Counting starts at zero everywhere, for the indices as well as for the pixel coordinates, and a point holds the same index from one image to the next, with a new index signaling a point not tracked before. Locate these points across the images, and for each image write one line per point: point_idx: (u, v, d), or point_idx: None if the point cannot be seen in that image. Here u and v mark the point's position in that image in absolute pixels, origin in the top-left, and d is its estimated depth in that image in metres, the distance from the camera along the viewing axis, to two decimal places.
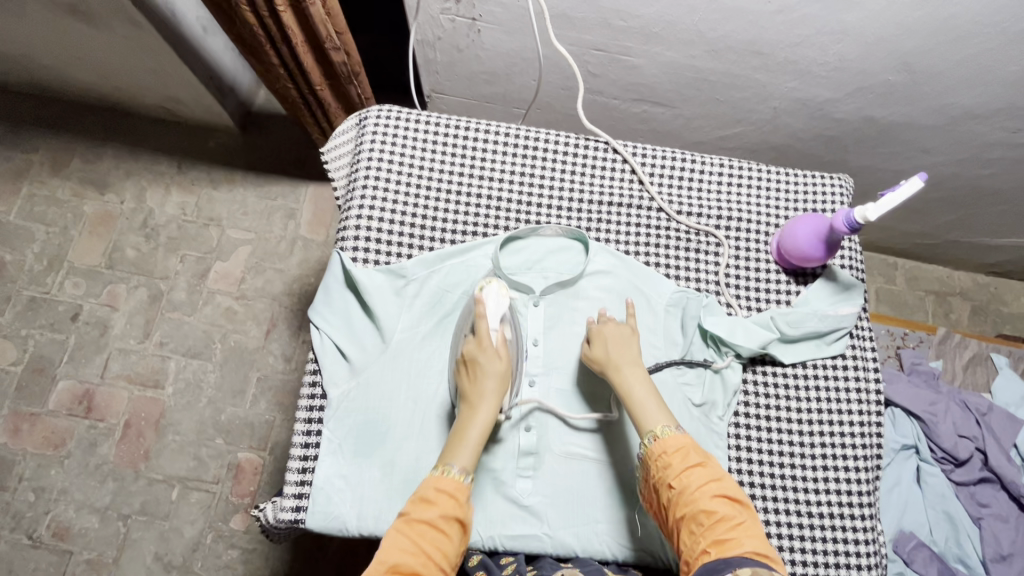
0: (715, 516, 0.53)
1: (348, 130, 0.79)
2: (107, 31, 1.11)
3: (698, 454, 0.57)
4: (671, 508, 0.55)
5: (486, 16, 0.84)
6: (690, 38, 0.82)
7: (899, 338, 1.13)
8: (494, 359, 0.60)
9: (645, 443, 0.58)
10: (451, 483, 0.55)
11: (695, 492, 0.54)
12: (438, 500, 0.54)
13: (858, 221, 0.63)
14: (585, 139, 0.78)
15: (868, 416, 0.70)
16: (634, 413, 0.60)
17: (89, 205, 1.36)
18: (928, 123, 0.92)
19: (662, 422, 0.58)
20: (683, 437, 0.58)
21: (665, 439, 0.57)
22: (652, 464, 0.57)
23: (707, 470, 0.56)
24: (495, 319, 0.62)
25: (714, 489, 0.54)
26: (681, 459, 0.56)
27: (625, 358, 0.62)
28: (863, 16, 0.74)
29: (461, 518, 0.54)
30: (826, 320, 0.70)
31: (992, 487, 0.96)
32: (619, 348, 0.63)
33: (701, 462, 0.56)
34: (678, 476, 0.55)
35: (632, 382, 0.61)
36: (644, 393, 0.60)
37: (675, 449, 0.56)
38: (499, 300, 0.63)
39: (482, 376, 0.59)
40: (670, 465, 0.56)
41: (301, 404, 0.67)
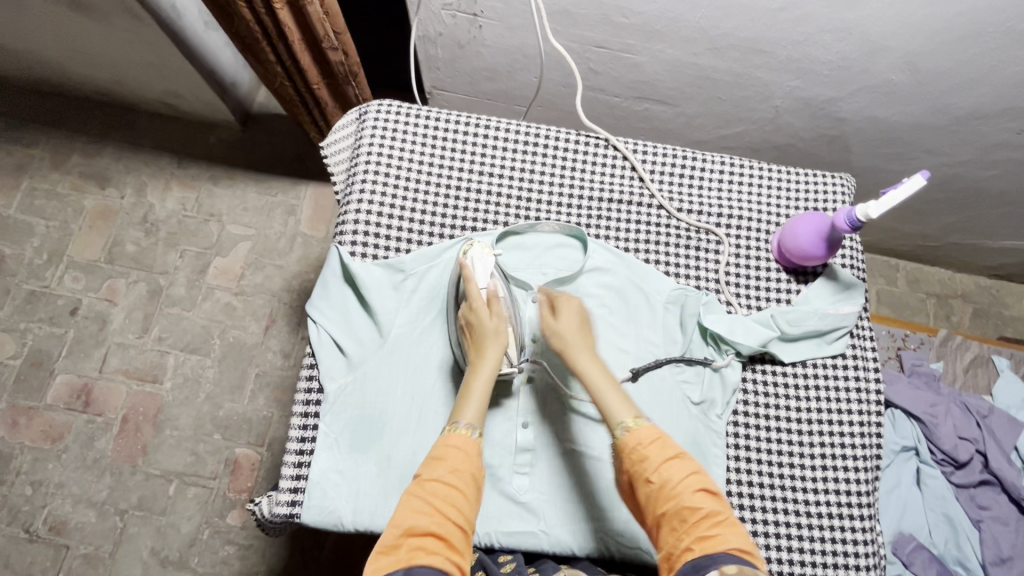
0: (699, 512, 0.48)
1: (348, 125, 0.79)
2: (108, 24, 1.11)
3: (674, 444, 0.53)
4: (650, 504, 0.50)
5: (487, 11, 0.84)
6: (692, 35, 0.82)
7: (900, 339, 1.12)
8: (489, 316, 0.60)
9: (617, 436, 0.54)
10: (459, 439, 0.53)
11: (675, 486, 0.50)
12: (448, 455, 0.51)
13: (859, 219, 0.62)
14: (586, 135, 0.77)
15: (868, 416, 0.70)
16: (600, 405, 0.56)
17: (89, 199, 1.36)
18: (931, 123, 0.92)
19: (631, 412, 0.55)
20: (655, 429, 0.54)
21: (639, 431, 0.53)
22: (625, 457, 0.53)
23: (686, 462, 0.51)
24: (483, 278, 0.64)
25: (695, 483, 0.50)
26: (658, 450, 0.52)
27: (579, 344, 0.60)
28: (866, 14, 0.73)
29: (475, 472, 0.51)
30: (827, 319, 0.70)
31: (992, 490, 0.96)
32: (576, 328, 0.60)
33: (679, 454, 0.52)
34: (656, 470, 0.51)
35: (590, 368, 0.58)
36: (607, 385, 0.56)
37: (649, 440, 0.52)
38: (483, 258, 0.66)
39: (481, 334, 0.59)
40: (647, 457, 0.52)
41: (298, 398, 0.67)
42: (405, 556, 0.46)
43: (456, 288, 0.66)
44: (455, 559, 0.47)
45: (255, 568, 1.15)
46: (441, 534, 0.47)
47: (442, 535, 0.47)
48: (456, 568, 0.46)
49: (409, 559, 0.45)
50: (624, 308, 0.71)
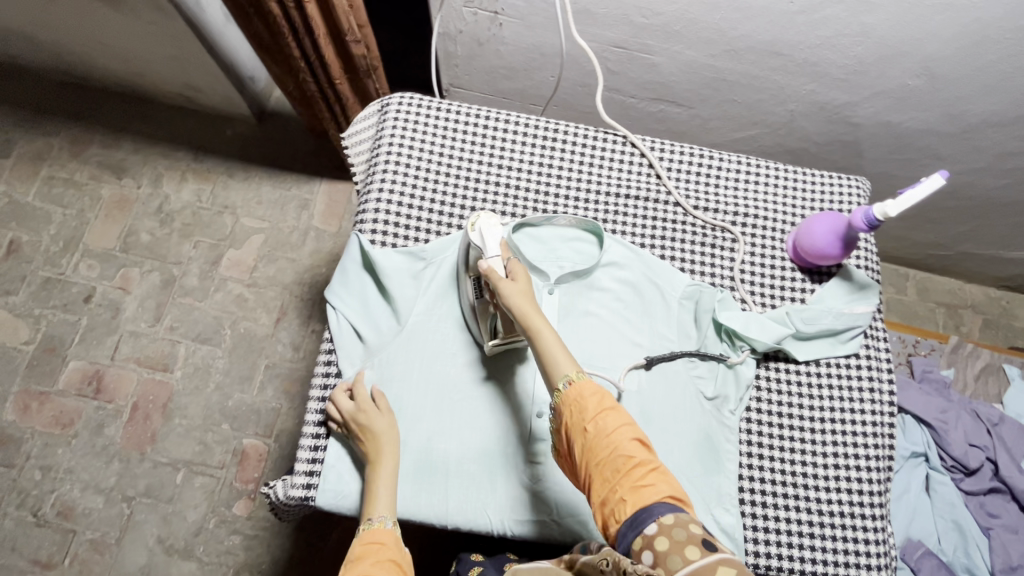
0: (632, 461, 0.49)
1: (369, 117, 0.81)
2: (132, 16, 1.13)
3: (612, 398, 0.54)
4: (585, 455, 0.51)
5: (508, 10, 0.85)
6: (711, 36, 0.83)
7: (912, 346, 1.12)
8: (378, 416, 0.62)
9: (559, 390, 0.54)
10: (379, 533, 0.56)
11: (611, 436, 0.51)
12: (368, 551, 0.54)
13: (877, 219, 0.63)
14: (604, 131, 0.78)
15: (881, 417, 0.70)
16: (543, 359, 0.56)
17: (106, 189, 1.37)
18: (947, 130, 0.92)
19: (575, 367, 0.55)
20: (594, 382, 0.55)
21: (579, 383, 0.53)
22: (566, 409, 0.53)
23: (621, 415, 0.53)
24: (495, 247, 0.62)
25: (629, 434, 0.51)
26: (597, 402, 0.53)
27: (522, 301, 0.58)
28: (883, 18, 0.74)
29: (395, 558, 0.55)
30: (841, 318, 0.70)
31: (1001, 497, 0.96)
32: (513, 284, 0.59)
33: (615, 406, 0.53)
34: (594, 420, 0.52)
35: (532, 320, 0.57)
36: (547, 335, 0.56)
37: (589, 393, 0.53)
38: (490, 229, 0.63)
39: (375, 436, 0.61)
40: (586, 408, 0.52)
41: (316, 382, 0.68)
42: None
43: (467, 261, 0.66)
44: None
45: (261, 559, 1.15)
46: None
47: None
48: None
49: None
50: (639, 303, 0.71)
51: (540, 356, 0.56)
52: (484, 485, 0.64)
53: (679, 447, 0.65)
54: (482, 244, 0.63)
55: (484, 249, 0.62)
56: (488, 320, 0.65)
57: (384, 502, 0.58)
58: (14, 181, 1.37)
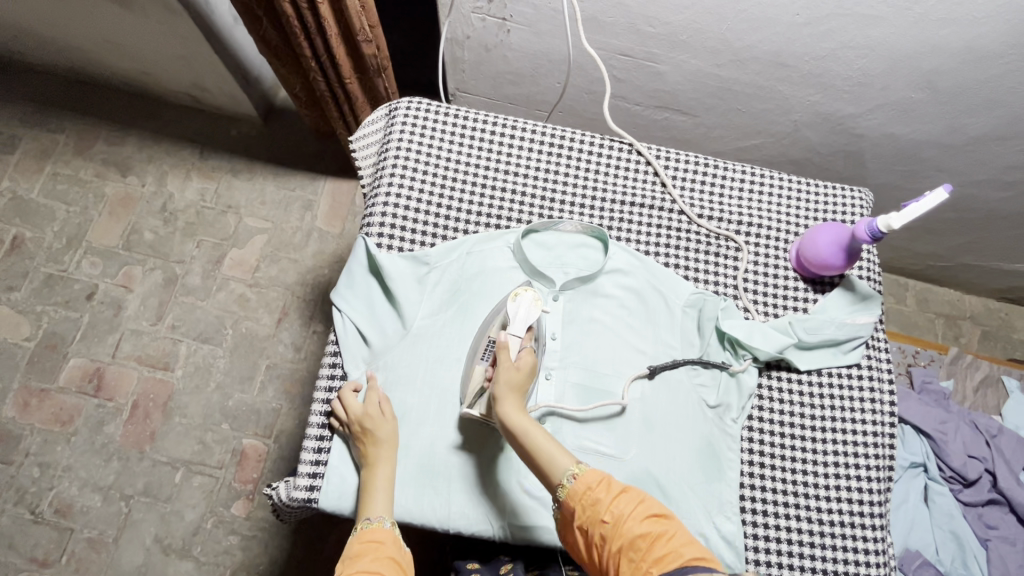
0: (650, 538, 0.49)
1: (377, 120, 0.81)
2: (142, 16, 1.13)
3: (620, 481, 0.54)
4: (606, 546, 0.51)
5: (517, 16, 0.86)
6: (717, 46, 0.83)
7: (911, 356, 1.12)
8: (384, 422, 0.62)
9: (564, 486, 0.54)
10: (377, 532, 0.56)
11: (626, 520, 0.51)
12: (366, 550, 0.54)
13: (881, 231, 0.63)
14: (610, 139, 0.79)
15: (882, 428, 0.70)
16: (529, 456, 0.56)
17: (110, 186, 1.38)
18: (950, 142, 0.93)
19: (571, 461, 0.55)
20: (599, 471, 0.55)
21: (584, 475, 0.54)
22: (578, 505, 0.53)
23: (633, 494, 0.53)
24: (521, 326, 0.61)
25: (643, 511, 0.51)
26: (606, 490, 0.53)
27: (508, 393, 0.58)
28: (888, 31, 0.75)
29: (393, 556, 0.54)
30: (844, 328, 0.71)
31: (999, 509, 0.96)
32: (514, 374, 0.59)
33: (625, 488, 0.53)
34: (608, 509, 0.52)
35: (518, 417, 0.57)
36: (536, 434, 0.56)
37: (597, 483, 0.53)
38: (529, 309, 0.62)
39: (378, 440, 0.61)
40: (598, 500, 0.52)
41: (321, 384, 0.68)
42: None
43: (489, 320, 0.66)
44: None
45: (258, 560, 1.15)
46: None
47: None
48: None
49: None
50: (643, 310, 0.71)
51: (526, 453, 0.56)
52: (487, 490, 0.64)
53: (681, 454, 0.65)
54: (511, 316, 0.62)
55: (509, 322, 0.62)
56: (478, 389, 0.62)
57: (382, 503, 0.59)
58: (18, 177, 1.37)
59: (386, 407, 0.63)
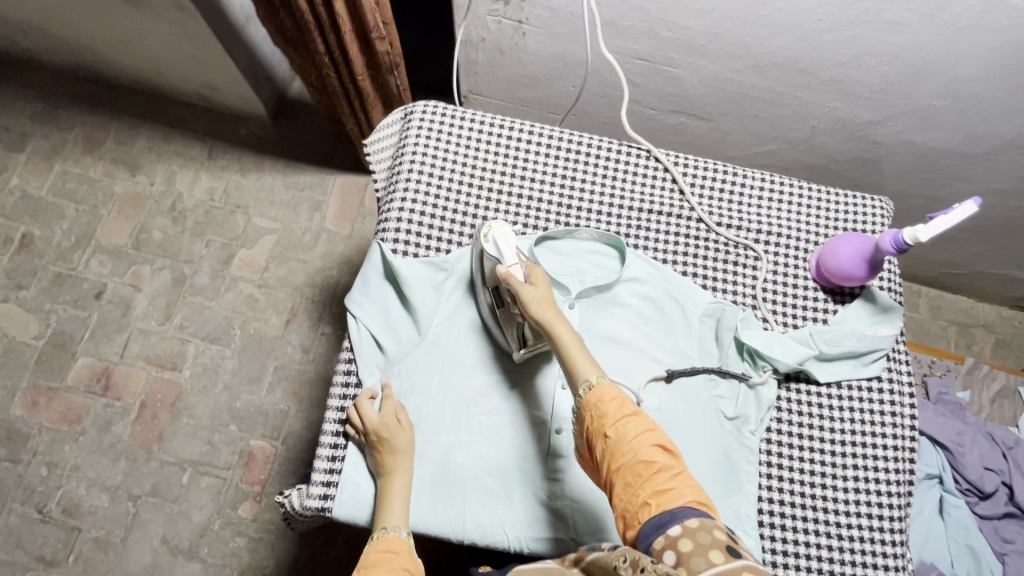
0: (653, 467, 0.49)
1: (393, 123, 0.81)
2: (154, 16, 1.13)
3: (632, 403, 0.53)
4: (606, 461, 0.51)
5: (533, 19, 0.85)
6: (736, 51, 0.82)
7: (926, 366, 1.11)
8: (400, 430, 0.61)
9: (581, 395, 0.54)
10: (392, 542, 0.56)
11: (631, 443, 0.50)
12: (381, 560, 0.54)
13: (907, 242, 0.62)
14: (628, 145, 0.78)
15: (902, 442, 0.69)
16: (567, 363, 0.56)
17: (119, 185, 1.37)
18: (971, 150, 0.91)
19: (596, 372, 0.55)
20: (615, 386, 0.54)
21: (600, 388, 0.53)
22: (587, 413, 0.53)
23: (643, 420, 0.52)
24: (512, 253, 0.62)
25: (651, 439, 0.51)
26: (616, 408, 0.52)
27: (545, 308, 0.59)
28: (913, 39, 0.74)
29: (408, 568, 0.54)
30: (864, 340, 0.69)
31: (1016, 522, 0.95)
32: (535, 292, 0.60)
33: (636, 411, 0.52)
34: (614, 426, 0.52)
35: (558, 327, 0.58)
36: (571, 342, 0.57)
37: (609, 399, 0.53)
38: (506, 240, 0.63)
39: (394, 449, 0.60)
40: (606, 415, 0.52)
41: (334, 391, 0.68)
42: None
43: (481, 268, 0.66)
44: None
45: (264, 562, 1.14)
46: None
47: None
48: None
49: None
50: (660, 320, 0.70)
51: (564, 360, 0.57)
52: (502, 500, 0.63)
53: (698, 466, 0.64)
54: (498, 255, 0.62)
55: (501, 258, 0.62)
56: (516, 329, 0.64)
57: (398, 513, 0.58)
58: (28, 175, 1.37)
59: (403, 412, 0.63)
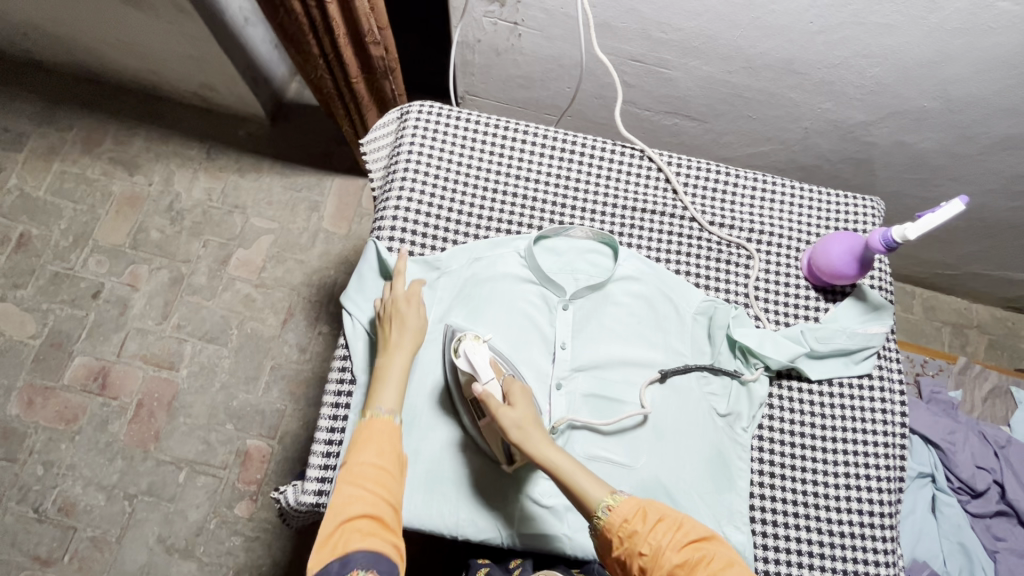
0: (689, 566, 0.50)
1: (388, 123, 0.81)
2: (154, 17, 1.13)
3: (655, 508, 0.54)
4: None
5: (529, 21, 0.86)
6: (729, 53, 0.83)
7: (919, 366, 1.12)
8: (415, 314, 0.65)
9: (600, 517, 0.53)
10: (382, 423, 0.58)
11: (665, 551, 0.51)
12: (373, 440, 0.57)
13: (896, 241, 0.62)
14: (622, 145, 0.79)
15: (893, 439, 0.70)
16: (573, 490, 0.55)
17: (117, 185, 1.38)
18: (962, 151, 0.92)
19: (607, 490, 0.55)
20: (632, 498, 0.54)
21: (619, 507, 0.53)
22: (615, 537, 0.53)
23: (670, 522, 0.53)
24: (488, 373, 0.59)
25: (682, 539, 0.52)
26: (643, 521, 0.53)
27: (530, 432, 0.57)
28: (902, 40, 0.75)
29: (396, 449, 0.58)
30: (855, 338, 0.70)
31: (1007, 520, 0.96)
32: (512, 414, 0.57)
33: (662, 516, 0.53)
34: (646, 540, 0.52)
35: (550, 453, 0.56)
36: (568, 463, 0.56)
37: (633, 514, 0.53)
38: (478, 353, 0.60)
39: (405, 328, 0.64)
40: (636, 532, 0.52)
41: (330, 388, 0.69)
42: (339, 544, 0.52)
43: (458, 381, 0.63)
44: (392, 538, 0.53)
45: (260, 561, 1.14)
46: (375, 515, 0.53)
47: (374, 516, 0.53)
48: (394, 549, 0.53)
49: (344, 545, 0.52)
50: (653, 318, 0.70)
51: (567, 486, 0.55)
52: (495, 498, 0.63)
53: (691, 463, 0.65)
54: (471, 369, 0.59)
55: (477, 373, 0.59)
56: (501, 445, 0.61)
57: (392, 396, 0.60)
58: (25, 175, 1.37)
59: (413, 305, 0.65)
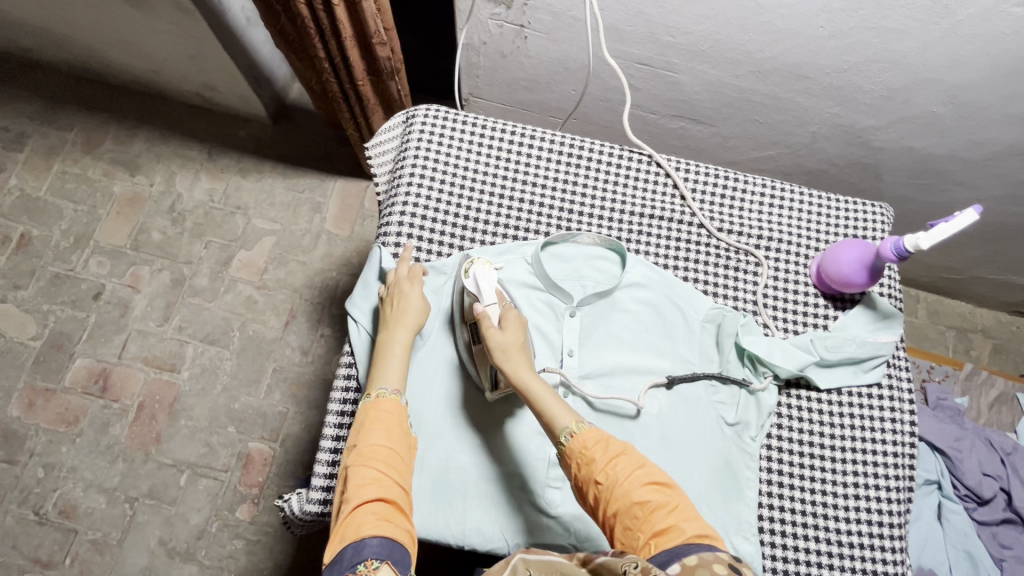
0: (648, 507, 0.48)
1: (393, 127, 0.81)
2: (156, 18, 1.13)
3: (618, 442, 0.53)
4: (601, 508, 0.51)
5: (535, 24, 0.85)
6: (737, 57, 0.82)
7: (925, 372, 1.12)
8: (416, 293, 0.65)
9: (563, 443, 0.54)
10: (388, 402, 0.58)
11: (623, 484, 0.50)
12: (381, 419, 0.57)
13: (907, 249, 0.62)
14: (629, 150, 0.78)
15: (902, 448, 0.69)
16: (543, 416, 0.55)
17: (118, 185, 1.37)
18: (970, 156, 0.91)
19: (576, 418, 0.55)
20: (598, 430, 0.54)
21: (581, 435, 0.53)
22: (575, 462, 0.53)
23: (632, 459, 0.52)
24: (491, 295, 0.62)
25: (642, 477, 0.50)
26: (603, 451, 0.52)
27: (514, 358, 0.58)
28: (914, 46, 0.74)
29: (404, 429, 0.57)
30: (864, 346, 0.70)
31: (1014, 528, 0.95)
32: (504, 337, 0.59)
33: (624, 450, 0.52)
34: (604, 470, 0.51)
35: (526, 379, 0.57)
36: (545, 393, 0.56)
37: (594, 443, 0.52)
38: (486, 277, 0.63)
39: (406, 306, 0.64)
40: (594, 460, 0.52)
41: (335, 395, 0.68)
42: (351, 530, 0.50)
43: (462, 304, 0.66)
44: (404, 523, 0.52)
45: (262, 565, 1.14)
46: (387, 498, 0.53)
47: (387, 499, 0.53)
48: (407, 535, 0.52)
49: (356, 531, 0.50)
50: (661, 325, 0.70)
51: (539, 412, 0.56)
52: (502, 505, 0.63)
53: (700, 473, 0.64)
54: (476, 292, 0.63)
55: (481, 296, 0.62)
56: (488, 368, 0.63)
57: (395, 375, 0.60)
58: (26, 176, 1.36)
59: (416, 288, 0.66)
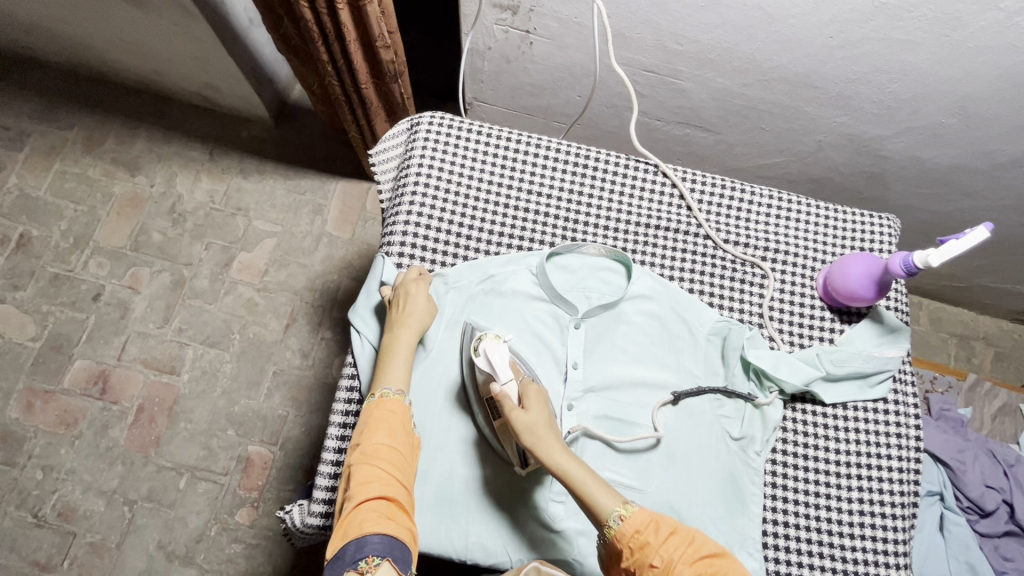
0: None
1: (398, 135, 0.80)
2: (158, 18, 1.12)
3: (667, 521, 0.53)
4: None
5: (541, 29, 0.84)
6: (744, 65, 0.82)
7: (929, 382, 1.11)
8: (422, 297, 0.64)
9: (611, 527, 0.53)
10: (391, 403, 0.58)
11: (677, 564, 0.51)
12: (385, 420, 0.56)
13: (916, 265, 0.61)
14: (636, 160, 0.77)
15: (908, 463, 0.69)
16: (583, 498, 0.54)
17: (119, 186, 1.36)
18: (977, 166, 0.91)
19: (620, 501, 0.54)
20: (645, 510, 0.54)
21: (631, 517, 0.53)
22: (625, 547, 0.52)
23: (682, 535, 0.52)
24: (505, 373, 0.58)
25: (693, 554, 0.51)
26: (654, 532, 0.52)
27: (544, 438, 0.56)
28: (924, 57, 0.73)
29: (406, 429, 0.57)
30: (871, 361, 0.69)
31: (1015, 540, 0.95)
32: (526, 419, 0.56)
33: (674, 528, 0.53)
34: (658, 552, 0.51)
35: (561, 460, 0.55)
36: (582, 473, 0.55)
37: (646, 524, 0.52)
38: (497, 351, 0.59)
39: (410, 309, 0.63)
40: (647, 543, 0.52)
41: (337, 405, 0.68)
42: (354, 526, 0.51)
43: (474, 377, 0.63)
44: (407, 522, 0.53)
45: (261, 569, 1.14)
46: (390, 497, 0.53)
47: (390, 497, 0.53)
48: (408, 533, 0.53)
49: (358, 528, 0.51)
50: (666, 338, 0.69)
51: (580, 496, 0.55)
52: (504, 520, 0.62)
53: (704, 488, 0.64)
54: (490, 369, 0.58)
55: (495, 372, 0.58)
56: (514, 448, 0.60)
57: (400, 375, 0.60)
58: (26, 175, 1.35)
59: (422, 288, 0.65)
